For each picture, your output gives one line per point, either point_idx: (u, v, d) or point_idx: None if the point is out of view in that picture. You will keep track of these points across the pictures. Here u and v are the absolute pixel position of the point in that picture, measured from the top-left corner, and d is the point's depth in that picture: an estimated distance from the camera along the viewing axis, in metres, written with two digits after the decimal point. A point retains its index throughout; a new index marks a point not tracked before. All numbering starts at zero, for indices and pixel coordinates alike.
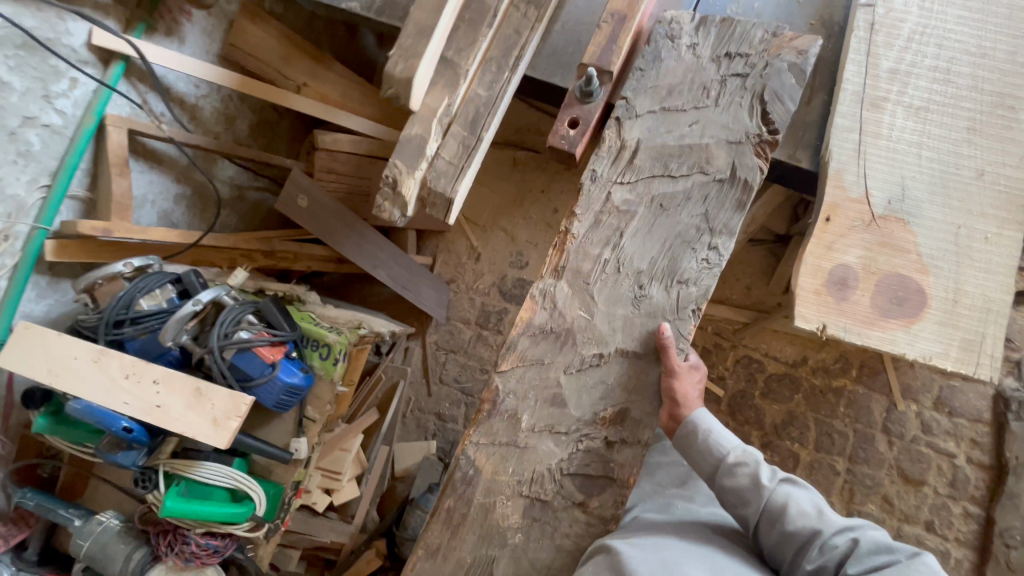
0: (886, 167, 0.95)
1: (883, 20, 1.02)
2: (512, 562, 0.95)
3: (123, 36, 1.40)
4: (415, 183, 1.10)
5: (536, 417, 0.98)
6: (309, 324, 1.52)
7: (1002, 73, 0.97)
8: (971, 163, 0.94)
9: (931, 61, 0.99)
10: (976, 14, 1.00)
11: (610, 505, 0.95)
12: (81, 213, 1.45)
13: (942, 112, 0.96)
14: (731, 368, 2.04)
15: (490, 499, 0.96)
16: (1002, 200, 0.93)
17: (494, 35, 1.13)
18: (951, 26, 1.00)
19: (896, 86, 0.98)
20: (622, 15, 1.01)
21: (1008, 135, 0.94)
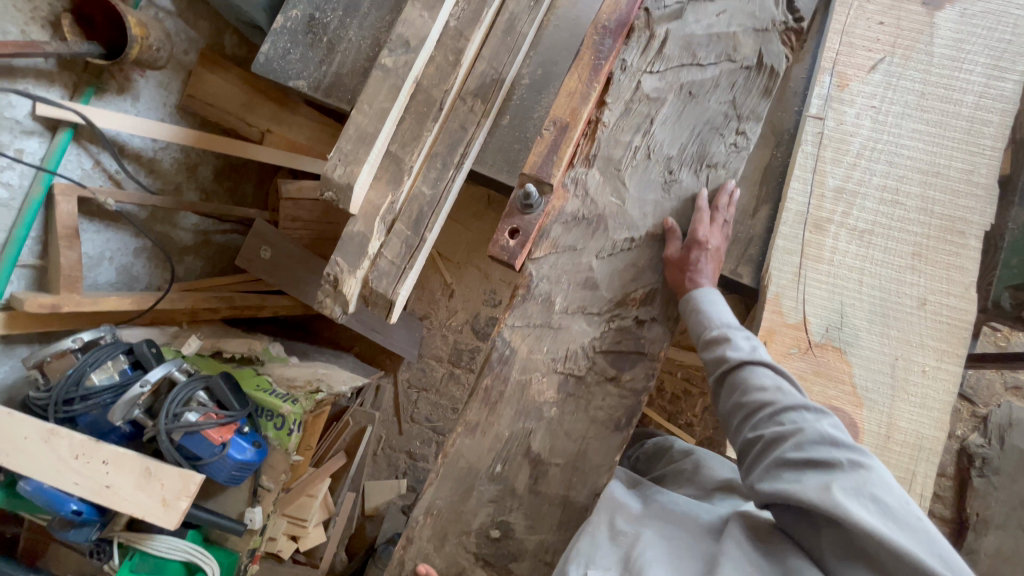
0: (827, 292, 1.06)
1: (832, 134, 1.08)
2: (548, 435, 0.99)
3: (69, 105, 1.36)
4: (356, 282, 1.08)
5: (570, 299, 1.01)
6: (263, 393, 1.51)
7: (952, 194, 1.05)
8: (912, 291, 1.04)
9: (879, 177, 1.06)
10: (931, 128, 1.06)
11: (641, 377, 0.99)
12: (33, 281, 1.43)
13: (886, 236, 1.05)
14: (699, 415, 2.05)
15: (527, 375, 1.00)
16: (942, 328, 1.02)
17: (439, 128, 1.11)
18: (905, 141, 1.06)
19: (841, 206, 1.07)
20: (564, 123, 0.98)
21: (952, 262, 1.04)
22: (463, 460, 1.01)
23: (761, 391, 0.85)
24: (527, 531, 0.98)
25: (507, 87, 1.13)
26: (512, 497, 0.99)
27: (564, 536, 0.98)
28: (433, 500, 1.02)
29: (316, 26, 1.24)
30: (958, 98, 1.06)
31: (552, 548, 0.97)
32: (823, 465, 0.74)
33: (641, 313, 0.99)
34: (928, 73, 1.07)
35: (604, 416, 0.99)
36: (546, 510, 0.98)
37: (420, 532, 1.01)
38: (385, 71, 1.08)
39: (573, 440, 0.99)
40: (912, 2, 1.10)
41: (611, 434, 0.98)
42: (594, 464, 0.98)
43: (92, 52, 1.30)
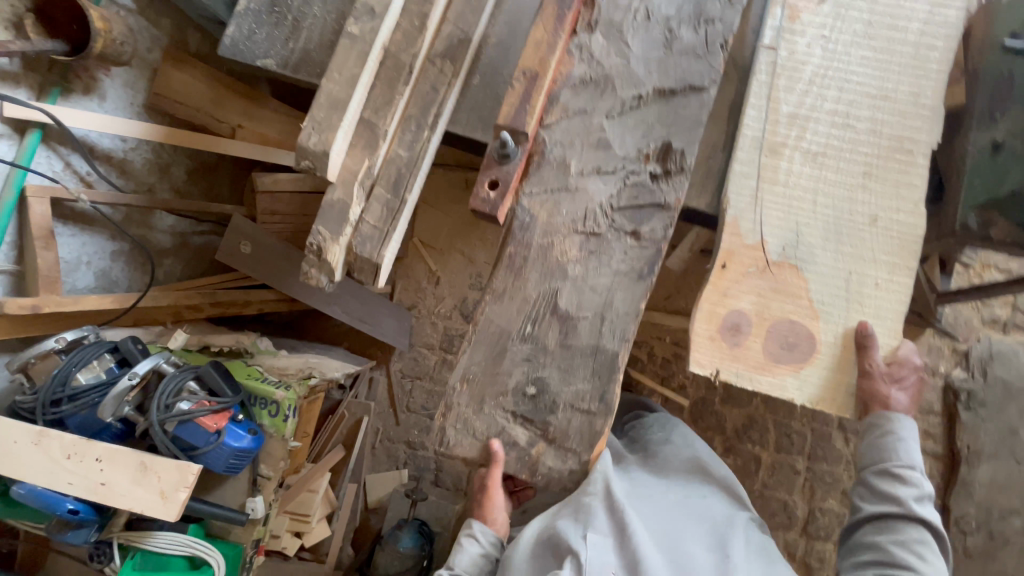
0: (783, 215, 0.98)
1: (785, 63, 1.02)
2: (574, 291, 1.00)
3: (36, 105, 1.36)
4: (340, 249, 1.08)
5: (584, 162, 1.02)
6: (255, 381, 1.49)
7: (902, 115, 0.98)
8: (864, 210, 0.97)
9: (830, 103, 1.00)
10: (880, 53, 1.00)
11: (661, 227, 0.99)
12: (9, 287, 1.40)
13: (839, 158, 0.98)
14: (690, 377, 2.07)
15: (549, 239, 1.01)
16: (894, 246, 0.96)
17: (411, 92, 1.12)
18: (854, 67, 1.00)
19: (795, 131, 1.00)
20: (534, 73, 1.00)
21: (901, 179, 0.97)
22: (493, 325, 1.02)
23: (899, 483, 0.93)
24: (562, 383, 0.98)
25: (474, 48, 1.15)
26: (543, 353, 0.99)
27: (598, 384, 0.97)
28: (467, 368, 1.01)
29: (280, 5, 1.25)
30: (905, 25, 1.00)
31: (587, 398, 0.97)
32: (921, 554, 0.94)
33: (656, 167, 0.99)
34: (876, 0, 1.01)
35: (626, 269, 0.99)
36: (578, 361, 0.98)
37: (457, 398, 1.00)
38: (352, 38, 1.09)
39: (598, 294, 0.99)
40: None
41: (635, 284, 0.97)
42: (620, 312, 0.98)
43: (57, 49, 1.30)
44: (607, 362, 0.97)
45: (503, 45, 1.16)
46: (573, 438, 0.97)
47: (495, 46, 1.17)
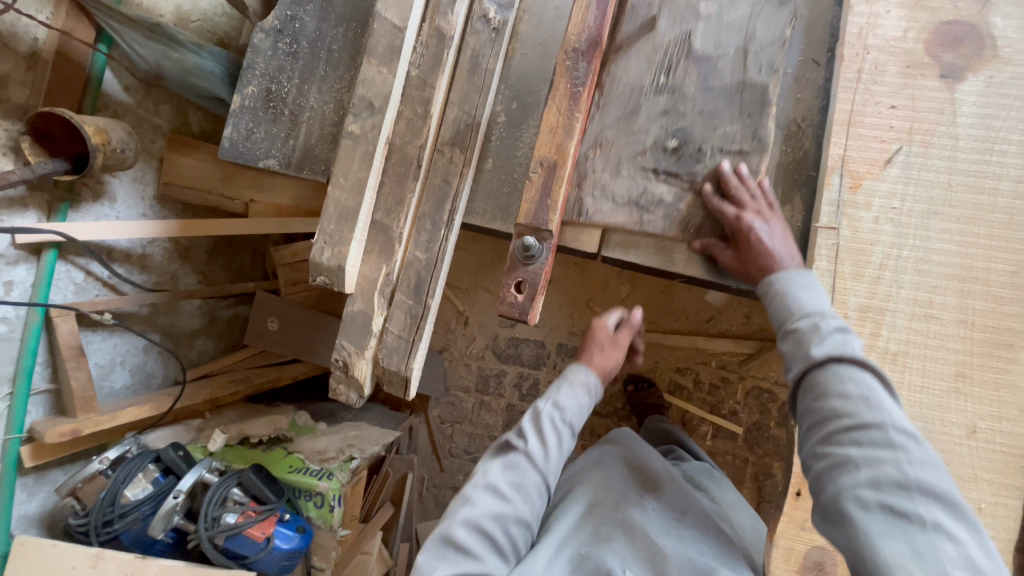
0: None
1: (850, 245, 0.89)
2: (712, 29, 1.04)
3: (48, 226, 1.32)
4: (367, 363, 1.03)
5: None
6: (297, 473, 1.48)
7: (995, 301, 0.84)
8: (958, 420, 0.84)
9: (908, 290, 0.87)
10: (963, 226, 0.85)
11: None
12: (50, 406, 1.41)
13: (924, 357, 0.86)
14: (742, 401, 2.07)
15: None
16: (999, 463, 0.83)
17: (422, 187, 1.05)
18: (933, 245, 0.86)
19: (867, 329, 0.87)
20: (551, 162, 0.92)
21: (1001, 381, 0.83)
22: (621, 82, 1.07)
23: (841, 398, 0.75)
24: (707, 129, 1.01)
25: (484, 129, 1.06)
26: (682, 100, 1.03)
27: (748, 123, 1.00)
28: (600, 133, 1.08)
29: (274, 99, 1.19)
30: (992, 185, 0.85)
31: (736, 137, 0.99)
32: (905, 516, 0.66)
33: None
34: (955, 161, 0.86)
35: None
36: (722, 103, 1.01)
37: (592, 166, 1.07)
38: (354, 138, 1.03)
39: (737, 27, 1.02)
40: (927, 76, 0.88)
41: (780, 9, 1.00)
42: (766, 42, 1.00)
43: (59, 169, 1.26)
44: (757, 97, 0.99)
45: (514, 122, 1.08)
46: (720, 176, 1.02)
47: (504, 124, 1.09)
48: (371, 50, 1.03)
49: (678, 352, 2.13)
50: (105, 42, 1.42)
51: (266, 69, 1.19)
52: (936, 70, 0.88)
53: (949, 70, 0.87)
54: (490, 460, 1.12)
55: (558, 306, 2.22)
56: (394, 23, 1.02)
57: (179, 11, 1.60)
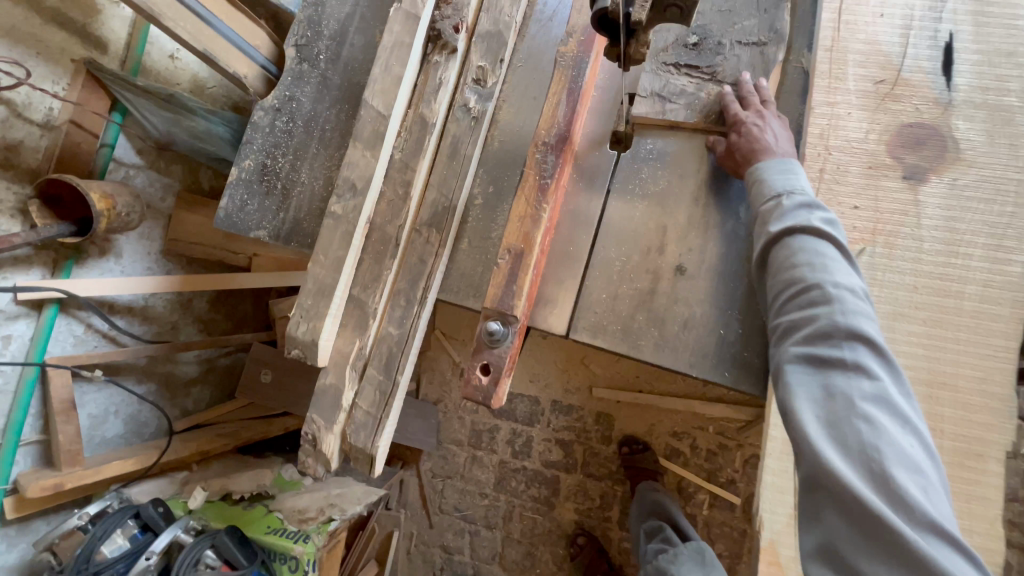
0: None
1: None
2: None
3: (50, 283, 1.38)
4: (335, 438, 1.03)
5: None
6: (274, 534, 1.47)
7: (964, 410, 0.83)
8: None
9: None
10: (930, 329, 0.85)
11: None
12: (39, 456, 1.44)
13: None
14: (740, 469, 2.01)
15: None
16: None
17: (399, 265, 1.08)
18: (898, 349, 0.86)
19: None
20: (519, 249, 0.94)
21: (968, 491, 0.82)
22: None
23: (791, 264, 0.78)
24: (725, 26, 1.05)
25: (461, 210, 1.10)
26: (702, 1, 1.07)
27: (763, 19, 1.05)
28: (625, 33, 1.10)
29: (269, 173, 1.25)
30: (958, 290, 0.86)
31: (754, 31, 1.04)
32: (830, 362, 0.68)
33: None
34: (919, 264, 0.88)
35: None
36: (740, 4, 1.06)
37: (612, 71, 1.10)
38: (336, 218, 1.07)
39: None
40: (889, 177, 0.92)
41: None
42: None
43: (63, 232, 1.33)
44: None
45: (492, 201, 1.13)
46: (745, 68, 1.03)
47: (482, 204, 1.13)
48: (357, 135, 1.08)
49: (674, 415, 2.09)
50: (118, 112, 1.52)
51: (263, 145, 1.27)
52: (898, 170, 0.92)
53: (912, 171, 0.91)
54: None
55: (553, 361, 2.22)
56: (379, 111, 1.07)
57: (196, 80, 1.72)
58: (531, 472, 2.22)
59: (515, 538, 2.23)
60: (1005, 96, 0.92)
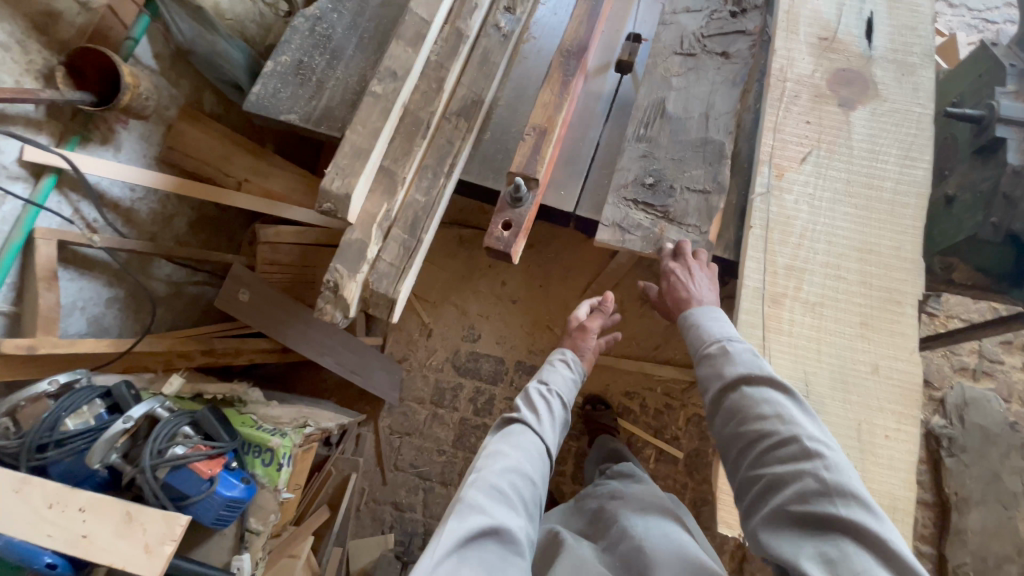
0: (790, 363, 1.02)
1: (776, 218, 1.10)
2: (680, 98, 1.20)
3: (56, 151, 1.39)
4: (357, 285, 1.12)
5: (676, 4, 1.29)
6: (250, 429, 1.47)
7: (886, 268, 1.05)
8: (865, 358, 1.01)
9: (822, 256, 1.07)
10: (860, 210, 1.09)
11: (745, 47, 1.21)
12: (3, 330, 1.37)
13: (836, 308, 1.04)
14: (683, 428, 2.20)
15: (653, 61, 1.24)
16: (898, 395, 0.99)
17: (428, 144, 1.22)
18: (838, 222, 1.08)
19: (792, 283, 1.06)
20: (543, 128, 1.12)
21: (895, 329, 1.02)
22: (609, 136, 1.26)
23: (761, 420, 0.85)
24: (676, 171, 1.16)
25: (485, 108, 1.28)
26: (657, 148, 1.18)
27: (709, 169, 1.15)
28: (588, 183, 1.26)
29: (304, 68, 1.37)
30: (879, 184, 1.11)
31: (701, 180, 1.14)
32: (821, 516, 0.73)
33: (734, 7, 1.24)
34: (851, 164, 1.12)
35: (722, 80, 1.20)
36: (689, 154, 1.16)
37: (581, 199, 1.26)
38: (376, 96, 1.18)
39: (702, 97, 1.19)
40: (830, 103, 1.17)
41: (731, 88, 1.18)
42: (722, 111, 1.17)
43: (84, 99, 1.40)
44: (715, 151, 1.15)
45: (510, 110, 1.36)
46: (692, 215, 1.13)
47: (503, 111, 1.35)
48: (402, 33, 1.21)
49: (626, 376, 2.27)
50: (151, 9, 1.57)
51: (301, 45, 1.39)
52: (835, 101, 1.17)
53: (845, 101, 1.16)
54: (497, 435, 1.16)
55: (520, 324, 2.34)
56: (423, 17, 1.22)
57: (217, 6, 1.79)
58: (490, 429, 2.28)
59: None
60: (910, 57, 1.19)
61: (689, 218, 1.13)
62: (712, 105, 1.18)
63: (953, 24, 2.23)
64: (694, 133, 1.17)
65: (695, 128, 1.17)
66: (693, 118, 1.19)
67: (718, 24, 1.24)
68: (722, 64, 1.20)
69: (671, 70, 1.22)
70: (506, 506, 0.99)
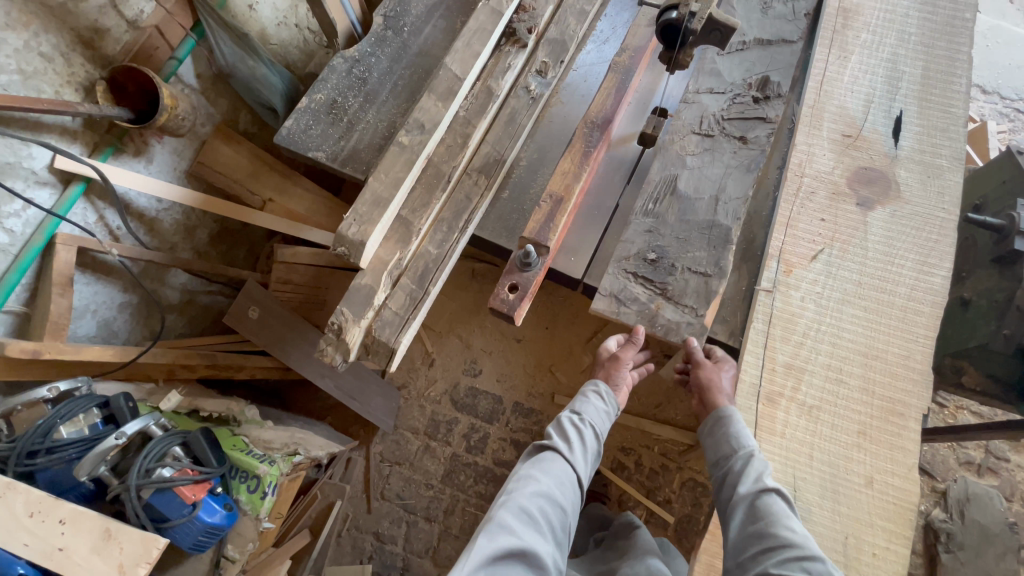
0: (782, 467, 1.00)
1: (782, 312, 1.09)
2: (692, 177, 1.18)
3: (88, 161, 1.45)
4: (360, 331, 1.13)
5: (699, 84, 1.27)
6: (239, 453, 1.47)
7: (891, 377, 1.04)
8: (861, 470, 0.99)
9: (826, 357, 1.05)
10: (870, 314, 1.08)
11: (764, 134, 1.18)
12: (13, 329, 1.41)
13: (836, 413, 1.02)
14: (676, 491, 2.15)
15: (670, 138, 1.23)
16: (891, 512, 0.96)
17: (446, 197, 1.25)
18: (846, 325, 1.07)
19: (793, 382, 1.04)
20: (559, 197, 1.14)
21: (895, 442, 1.00)
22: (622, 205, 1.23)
23: (789, 529, 0.87)
24: (680, 250, 1.12)
25: (507, 166, 1.31)
26: (663, 226, 1.15)
27: (713, 253, 1.11)
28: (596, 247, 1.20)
29: (337, 108, 1.41)
30: (892, 289, 1.09)
31: (703, 262, 1.10)
32: None
33: (758, 93, 1.21)
34: (865, 265, 1.11)
35: (737, 165, 1.17)
36: (695, 235, 1.13)
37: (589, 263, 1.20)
38: (401, 147, 1.21)
39: (713, 180, 1.16)
40: (848, 201, 1.17)
41: (745, 175, 1.15)
42: (732, 196, 1.14)
43: (122, 115, 1.45)
44: (721, 236, 1.11)
45: (531, 169, 1.38)
46: (689, 296, 1.08)
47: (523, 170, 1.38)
48: (433, 87, 1.25)
49: (624, 430, 2.24)
50: (198, 32, 1.65)
51: (337, 85, 1.44)
52: (854, 199, 1.17)
53: (864, 201, 1.16)
54: (528, 461, 1.18)
55: (522, 365, 2.34)
56: (456, 73, 1.25)
57: (263, 32, 1.87)
58: (481, 468, 2.26)
59: (453, 533, 2.21)
60: (938, 158, 1.19)
61: (686, 299, 1.08)
62: (723, 187, 1.15)
63: (986, 111, 2.23)
64: (703, 215, 1.14)
65: (704, 210, 1.14)
66: (703, 200, 1.15)
67: (739, 108, 1.22)
68: (739, 149, 1.18)
69: (687, 149, 1.20)
70: (535, 530, 1.03)
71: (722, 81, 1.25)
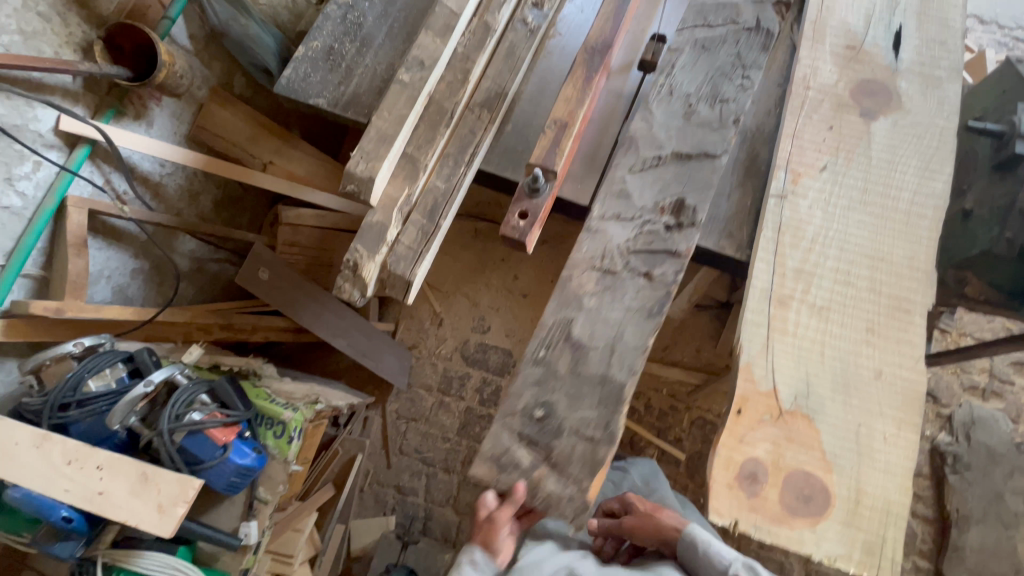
0: (794, 365, 1.03)
1: (789, 222, 1.11)
2: (588, 322, 1.07)
3: (91, 122, 1.45)
4: (374, 266, 1.16)
5: (606, 208, 1.18)
6: (263, 401, 1.53)
7: (897, 277, 1.06)
8: (869, 363, 1.02)
9: (833, 261, 1.08)
10: (874, 219, 1.10)
11: (671, 271, 1.08)
12: (33, 292, 1.44)
13: (843, 313, 1.05)
14: (686, 430, 2.20)
15: (567, 274, 1.12)
16: (900, 401, 1.00)
17: (451, 133, 1.26)
18: (851, 230, 1.10)
19: (801, 285, 1.07)
20: (563, 122, 1.15)
21: (903, 337, 1.03)
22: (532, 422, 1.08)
23: None
24: (570, 409, 1.02)
25: (508, 101, 1.31)
26: (553, 378, 1.04)
27: (603, 414, 1.00)
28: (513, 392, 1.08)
29: (334, 54, 1.41)
30: (895, 194, 1.12)
31: (592, 424, 1.00)
32: None
33: (670, 220, 1.12)
34: (869, 173, 1.13)
35: (637, 307, 1.07)
36: (586, 390, 1.02)
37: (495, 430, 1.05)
38: (403, 84, 1.22)
39: (609, 327, 1.06)
40: (850, 112, 1.18)
41: (646, 321, 1.05)
42: (630, 347, 1.04)
43: (120, 74, 1.45)
44: (614, 392, 1.01)
45: (532, 105, 1.38)
46: (575, 464, 0.98)
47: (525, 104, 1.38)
48: (431, 24, 1.24)
49: None
50: None
51: (332, 31, 1.43)
52: (857, 111, 1.18)
53: (866, 111, 1.17)
54: None
55: (529, 319, 2.37)
56: (452, 9, 1.25)
57: None
58: None
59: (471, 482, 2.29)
60: (937, 71, 1.19)
61: (572, 467, 0.98)
62: (621, 335, 1.05)
63: (984, 41, 2.21)
64: (597, 368, 1.03)
65: (598, 361, 1.04)
66: (600, 347, 1.05)
67: (647, 238, 1.13)
68: (643, 288, 1.08)
69: (585, 287, 1.10)
70: None
71: (629, 207, 1.16)
